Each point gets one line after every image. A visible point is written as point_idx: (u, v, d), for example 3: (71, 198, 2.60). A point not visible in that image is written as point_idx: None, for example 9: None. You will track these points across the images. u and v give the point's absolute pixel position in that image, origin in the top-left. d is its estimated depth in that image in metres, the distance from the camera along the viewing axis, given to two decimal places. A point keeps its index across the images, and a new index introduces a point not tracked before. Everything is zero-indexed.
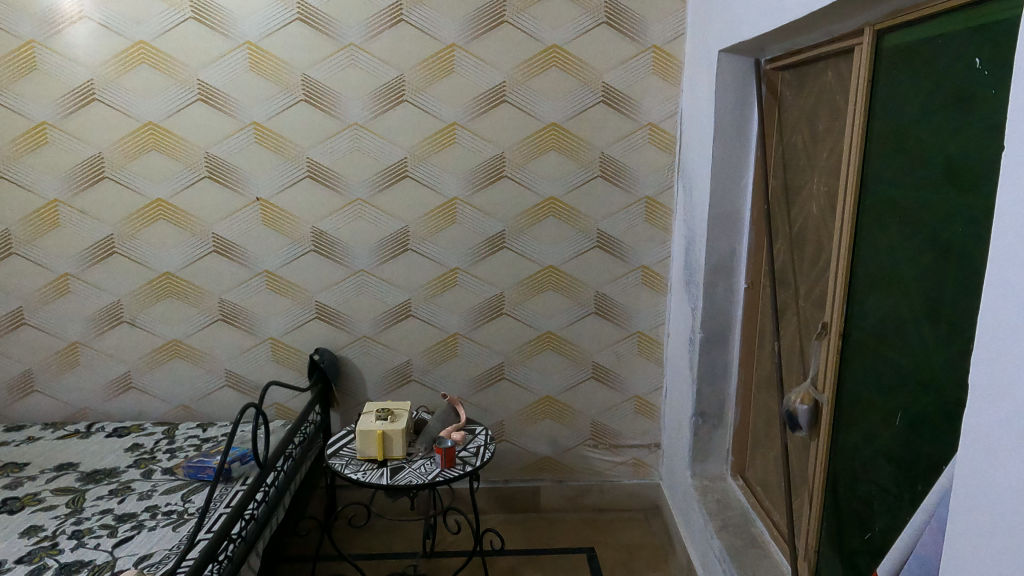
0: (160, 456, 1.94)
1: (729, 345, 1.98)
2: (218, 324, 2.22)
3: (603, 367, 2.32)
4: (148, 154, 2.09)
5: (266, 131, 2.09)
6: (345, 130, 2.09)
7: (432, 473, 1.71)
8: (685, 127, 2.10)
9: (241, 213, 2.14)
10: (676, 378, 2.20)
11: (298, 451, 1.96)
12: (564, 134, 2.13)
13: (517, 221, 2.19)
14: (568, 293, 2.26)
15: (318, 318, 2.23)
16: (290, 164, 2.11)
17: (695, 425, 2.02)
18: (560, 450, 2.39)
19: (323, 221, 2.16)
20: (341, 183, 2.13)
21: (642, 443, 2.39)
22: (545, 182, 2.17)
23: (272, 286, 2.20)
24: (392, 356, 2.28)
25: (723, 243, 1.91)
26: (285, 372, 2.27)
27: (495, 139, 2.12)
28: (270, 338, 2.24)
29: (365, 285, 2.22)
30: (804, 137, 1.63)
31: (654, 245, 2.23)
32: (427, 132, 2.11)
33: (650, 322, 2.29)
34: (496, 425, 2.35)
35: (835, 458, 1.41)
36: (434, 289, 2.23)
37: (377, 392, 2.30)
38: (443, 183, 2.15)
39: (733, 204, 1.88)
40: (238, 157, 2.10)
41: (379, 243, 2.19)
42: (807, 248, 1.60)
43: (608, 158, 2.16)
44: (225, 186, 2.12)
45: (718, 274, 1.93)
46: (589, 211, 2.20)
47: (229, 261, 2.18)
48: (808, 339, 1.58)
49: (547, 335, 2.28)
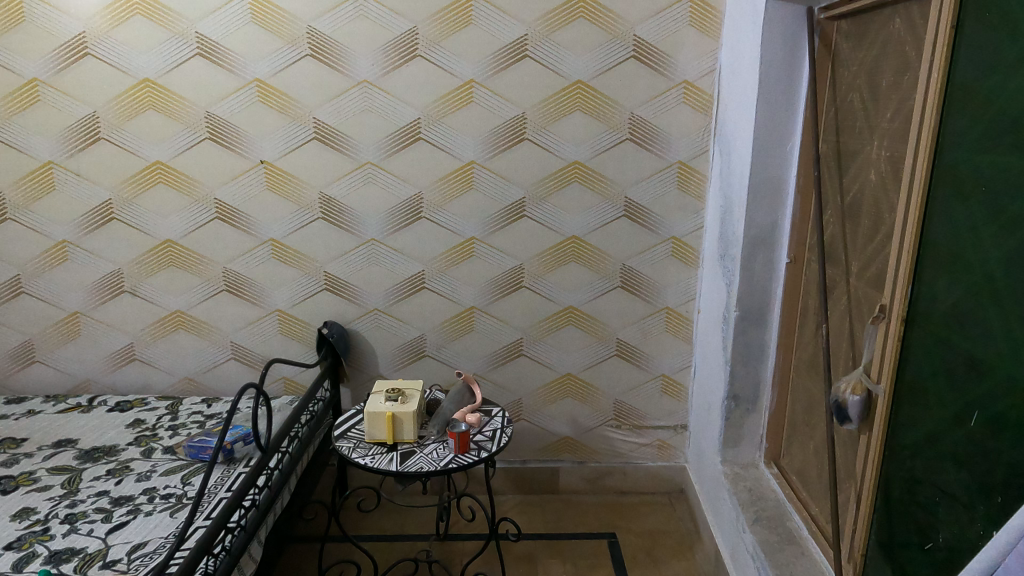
0: (162, 433, 1.86)
1: (766, 324, 1.83)
2: (223, 295, 2.11)
3: (628, 345, 2.18)
4: (146, 114, 1.96)
5: (270, 89, 1.94)
6: (354, 88, 1.94)
7: (445, 459, 1.60)
8: (724, 86, 1.92)
9: (245, 177, 2.01)
10: (707, 358, 2.06)
11: (305, 430, 1.86)
12: (590, 92, 1.96)
13: (538, 188, 2.04)
14: (592, 266, 2.11)
15: (327, 290, 2.11)
16: (296, 125, 1.97)
17: (727, 409, 1.89)
18: (581, 431, 2.27)
19: (332, 187, 2.02)
20: (350, 146, 1.99)
21: (667, 424, 2.26)
22: (569, 145, 2.00)
23: (279, 255, 2.08)
24: (405, 330, 2.16)
25: (765, 214, 1.74)
26: (293, 345, 2.16)
27: (516, 98, 1.96)
28: (278, 310, 2.13)
29: (377, 255, 2.09)
30: (863, 95, 1.45)
31: (686, 215, 2.07)
32: (442, 90, 1.95)
33: (679, 297, 2.14)
34: (513, 403, 2.24)
35: (890, 456, 1.27)
36: (450, 260, 2.10)
37: (390, 368, 2.19)
38: (460, 146, 1.99)
39: (777, 171, 1.71)
40: (240, 117, 1.96)
41: (391, 210, 2.05)
42: (862, 222, 1.44)
43: (639, 119, 1.98)
44: (227, 148, 1.99)
45: (757, 248, 1.77)
46: (616, 177, 2.03)
47: (233, 229, 2.06)
48: (860, 323, 1.43)
49: (569, 310, 2.15)
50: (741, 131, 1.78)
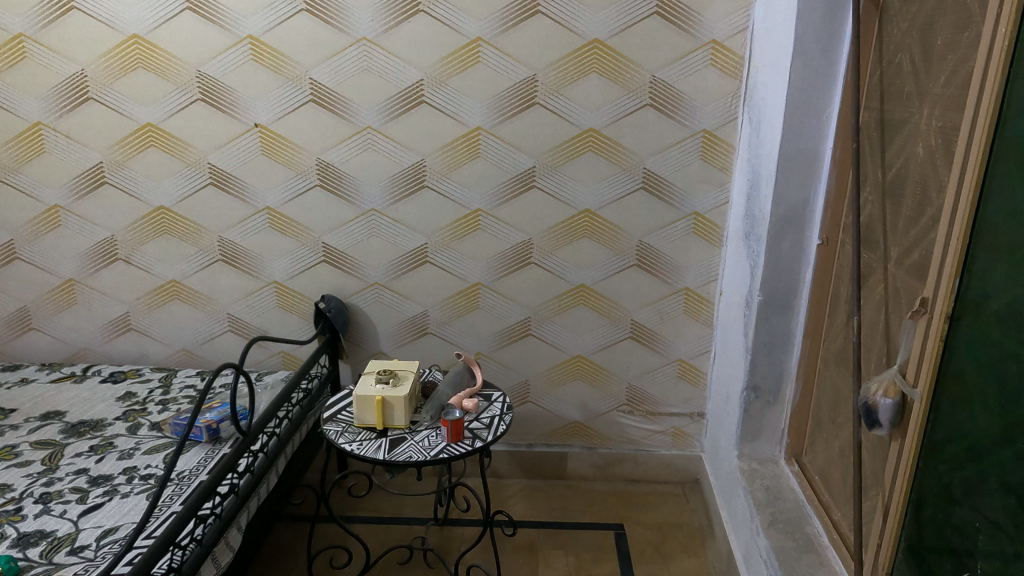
0: (151, 409, 1.79)
1: (793, 311, 1.68)
2: (219, 265, 2.03)
3: (643, 327, 2.05)
4: (135, 73, 1.85)
5: (264, 46, 1.82)
6: (353, 46, 1.81)
7: (436, 448, 1.50)
8: (756, 46, 1.73)
9: (239, 141, 1.91)
10: (727, 344, 1.92)
11: (297, 411, 1.78)
12: (608, 52, 1.79)
13: (549, 157, 1.89)
14: (607, 242, 1.97)
15: (325, 262, 2.01)
16: (292, 86, 1.85)
17: (746, 401, 1.75)
18: (591, 415, 2.15)
19: (330, 153, 1.91)
20: (349, 109, 1.86)
21: (683, 412, 2.13)
22: (584, 111, 1.85)
23: (275, 225, 1.98)
24: (407, 306, 2.05)
25: (796, 189, 1.57)
26: (291, 319, 2.08)
27: (526, 58, 1.80)
28: (275, 282, 2.04)
29: (377, 226, 1.97)
30: (914, 55, 1.26)
31: (711, 189, 1.90)
32: (447, 49, 1.80)
33: (700, 278, 1.99)
34: (520, 385, 2.13)
35: (924, 469, 1.12)
36: (454, 233, 1.97)
37: (391, 344, 2.10)
38: (465, 110, 1.85)
39: (812, 142, 1.54)
40: (233, 77, 1.85)
41: (392, 179, 1.93)
42: (906, 202, 1.27)
43: (661, 83, 1.81)
44: (220, 110, 1.88)
45: (786, 227, 1.61)
46: (634, 146, 1.87)
47: (227, 196, 1.96)
48: (898, 316, 1.27)
49: (581, 289, 2.02)
50: (772, 97, 1.60)
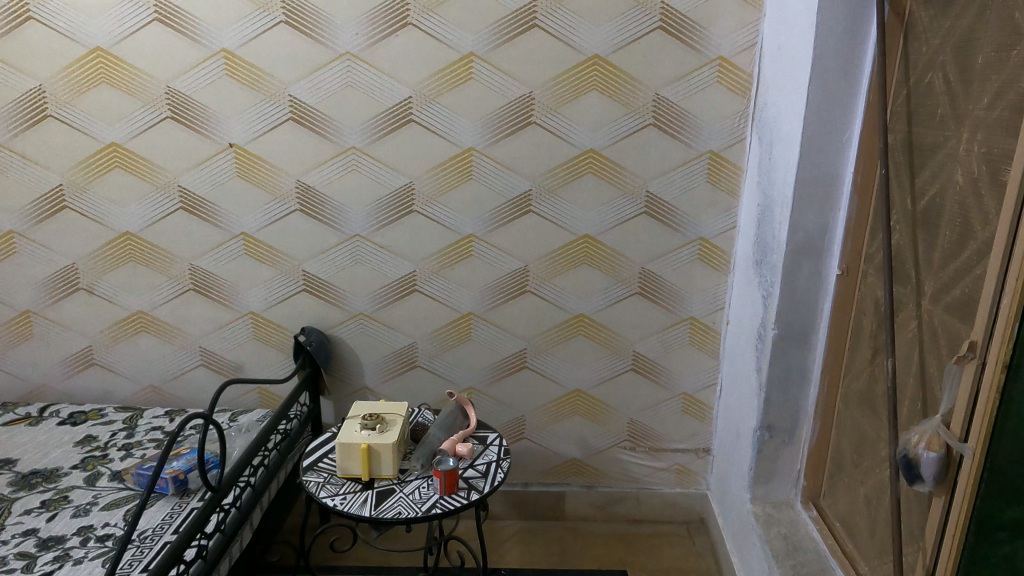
0: (113, 455, 1.63)
1: (810, 345, 1.56)
2: (190, 295, 1.88)
3: (646, 359, 1.93)
4: (98, 88, 1.71)
5: (238, 61, 1.68)
6: (336, 61, 1.68)
7: (429, 502, 1.36)
8: (766, 63, 1.63)
9: (212, 162, 1.77)
10: (737, 378, 1.80)
11: (273, 458, 1.63)
12: (609, 69, 1.68)
13: (546, 179, 1.77)
14: (607, 269, 1.85)
15: (306, 291, 1.87)
16: (270, 104, 1.72)
17: (760, 441, 1.63)
18: (590, 452, 2.03)
19: (310, 175, 1.77)
20: (331, 128, 1.73)
21: (688, 447, 2.01)
22: (583, 131, 1.73)
23: (252, 252, 1.84)
24: (394, 338, 1.92)
25: (813, 216, 1.47)
26: (269, 352, 1.93)
27: (522, 75, 1.69)
28: (251, 313, 1.89)
29: (362, 253, 1.84)
30: (949, 73, 1.16)
31: (718, 213, 1.80)
32: (437, 64, 1.68)
33: (706, 306, 1.88)
34: (515, 421, 1.99)
35: (977, 533, 1.00)
36: (445, 260, 1.84)
37: (377, 379, 1.96)
38: (457, 130, 1.73)
39: (831, 165, 1.43)
40: (206, 93, 1.71)
41: (378, 203, 1.80)
42: (942, 233, 1.16)
43: (665, 101, 1.71)
44: (192, 129, 1.74)
45: (803, 256, 1.50)
46: (637, 169, 1.76)
47: (200, 221, 1.82)
48: (936, 358, 1.16)
49: (580, 319, 1.89)
50: (786, 118, 1.50)
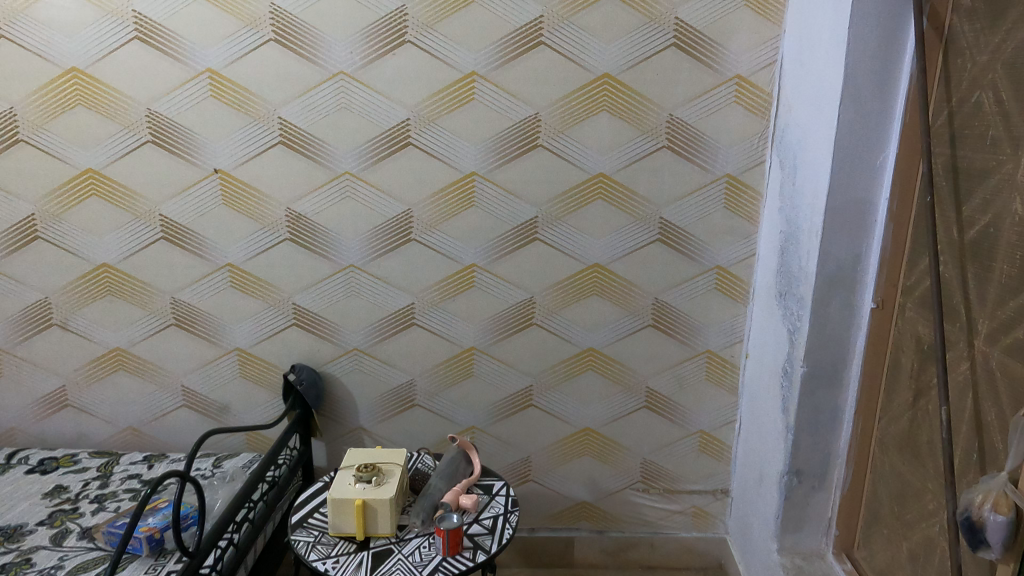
0: (83, 509, 1.50)
1: (841, 384, 1.45)
2: (171, 330, 1.75)
3: (660, 396, 1.81)
4: (73, 112, 1.59)
5: (224, 81, 1.58)
6: (328, 81, 1.57)
7: (430, 565, 1.23)
8: (787, 81, 1.53)
9: (196, 189, 1.65)
10: (759, 416, 1.68)
11: (258, 512, 1.50)
12: (620, 89, 1.58)
13: (553, 206, 1.66)
14: (618, 301, 1.73)
15: (296, 326, 1.75)
16: (258, 126, 1.60)
17: (788, 487, 1.51)
18: (600, 495, 1.90)
19: (301, 202, 1.66)
20: (324, 152, 1.62)
21: (705, 489, 1.89)
22: (592, 154, 1.63)
23: (238, 284, 1.72)
24: (391, 375, 1.79)
25: (845, 245, 1.36)
26: (256, 392, 1.80)
27: (528, 95, 1.58)
28: (237, 350, 1.77)
29: (357, 284, 1.72)
30: (1000, 91, 1.06)
31: (736, 240, 1.69)
32: (437, 84, 1.58)
33: (723, 339, 1.76)
34: (521, 462, 1.87)
35: None
36: (445, 292, 1.73)
37: (372, 418, 1.83)
38: (457, 153, 1.62)
39: (864, 191, 1.33)
40: (190, 116, 1.60)
41: (374, 231, 1.68)
42: (998, 267, 1.05)
43: (680, 123, 1.61)
44: (174, 153, 1.63)
45: (834, 289, 1.38)
46: (650, 194, 1.66)
47: (182, 252, 1.70)
48: (996, 406, 1.04)
49: (589, 353, 1.78)
50: (813, 140, 1.39)
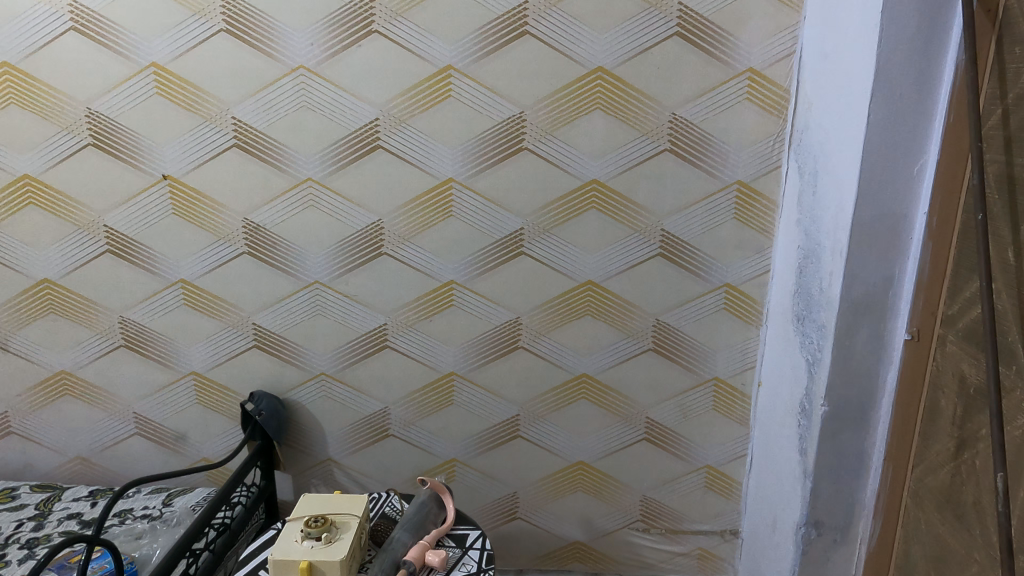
0: (10, 556, 1.34)
1: (868, 426, 1.25)
2: (121, 352, 1.60)
3: (661, 427, 1.62)
4: (7, 112, 1.44)
5: (171, 77, 1.40)
6: (287, 77, 1.39)
7: None
8: (807, 75, 1.33)
9: (143, 198, 1.49)
10: (773, 454, 1.49)
11: (201, 564, 1.34)
12: (616, 85, 1.39)
13: (540, 216, 1.48)
14: (615, 323, 1.55)
15: (257, 348, 1.59)
16: (210, 128, 1.43)
17: (805, 541, 1.32)
18: (595, 534, 1.72)
19: (260, 212, 1.49)
20: (284, 156, 1.45)
21: (711, 529, 1.70)
22: (585, 158, 1.44)
23: (192, 302, 1.56)
24: (363, 402, 1.62)
25: (875, 267, 1.16)
26: (214, 419, 1.64)
27: (511, 92, 1.40)
28: (194, 374, 1.61)
29: (323, 303, 1.55)
30: None
31: (747, 255, 1.50)
32: (409, 80, 1.39)
33: (732, 365, 1.57)
34: (507, 498, 1.69)
35: None
36: (421, 311, 1.55)
37: (342, 449, 1.66)
38: (433, 157, 1.44)
39: (897, 204, 1.13)
40: (134, 116, 1.43)
41: (341, 244, 1.51)
42: None
43: (683, 123, 1.41)
44: (119, 158, 1.46)
45: (861, 317, 1.19)
46: (649, 203, 1.47)
47: (131, 267, 1.53)
48: None
49: (582, 379, 1.59)
50: (836, 143, 1.20)
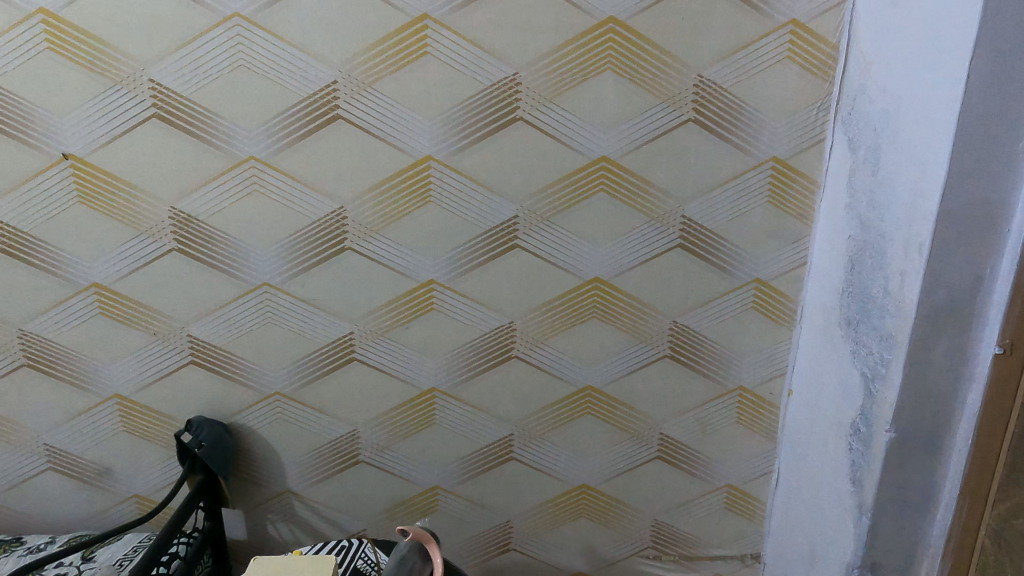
0: None
1: (939, 456, 1.01)
2: (26, 373, 1.31)
3: (677, 445, 1.40)
4: None
5: (67, 28, 1.09)
6: (217, 29, 1.09)
7: None
8: (866, 27, 1.08)
9: (39, 184, 1.18)
10: (809, 477, 1.29)
11: None
12: (631, 41, 1.13)
13: (538, 202, 1.22)
14: (625, 327, 1.31)
15: (195, 365, 1.31)
16: (120, 93, 1.13)
17: None
18: (599, 563, 1.52)
19: (190, 200, 1.20)
20: (218, 129, 1.16)
21: (731, 553, 1.50)
22: (592, 131, 1.18)
23: (110, 311, 1.27)
24: (325, 425, 1.36)
25: (961, 266, 0.92)
26: (146, 449, 1.37)
27: (503, 49, 1.12)
28: (118, 397, 1.33)
29: (274, 310, 1.27)
30: None
31: (781, 246, 1.27)
32: (372, 33, 1.10)
33: (760, 373, 1.36)
34: (498, 527, 1.47)
35: None
36: (394, 318, 1.29)
37: (304, 478, 1.41)
38: (406, 131, 1.17)
39: (994, 187, 0.88)
40: (22, 79, 1.12)
41: (294, 238, 1.23)
42: None
43: (711, 88, 1.16)
44: (4, 133, 1.15)
45: (940, 326, 0.95)
46: (669, 185, 1.22)
47: (30, 269, 1.23)
48: None
49: (587, 393, 1.36)
50: (911, 110, 0.95)
